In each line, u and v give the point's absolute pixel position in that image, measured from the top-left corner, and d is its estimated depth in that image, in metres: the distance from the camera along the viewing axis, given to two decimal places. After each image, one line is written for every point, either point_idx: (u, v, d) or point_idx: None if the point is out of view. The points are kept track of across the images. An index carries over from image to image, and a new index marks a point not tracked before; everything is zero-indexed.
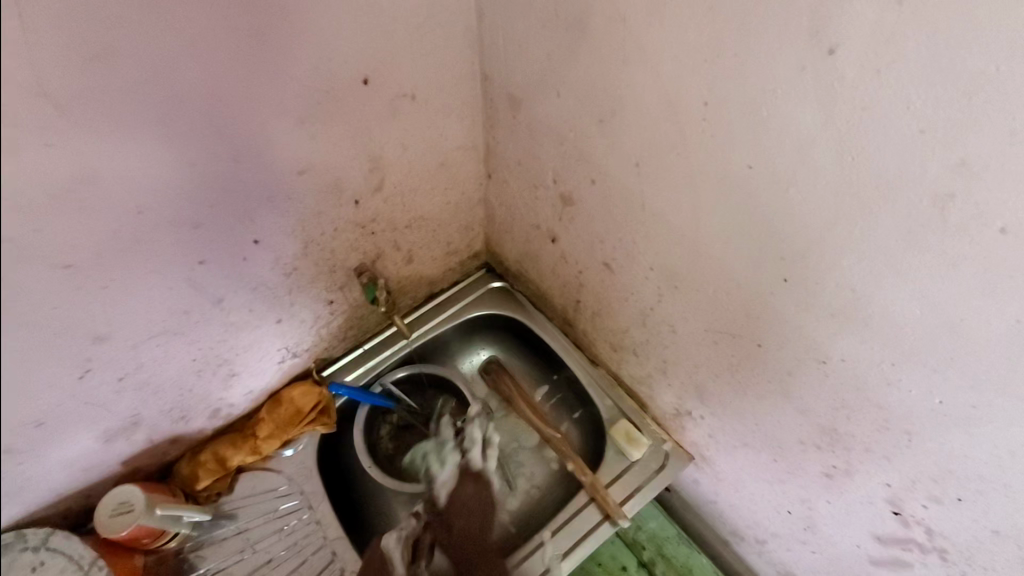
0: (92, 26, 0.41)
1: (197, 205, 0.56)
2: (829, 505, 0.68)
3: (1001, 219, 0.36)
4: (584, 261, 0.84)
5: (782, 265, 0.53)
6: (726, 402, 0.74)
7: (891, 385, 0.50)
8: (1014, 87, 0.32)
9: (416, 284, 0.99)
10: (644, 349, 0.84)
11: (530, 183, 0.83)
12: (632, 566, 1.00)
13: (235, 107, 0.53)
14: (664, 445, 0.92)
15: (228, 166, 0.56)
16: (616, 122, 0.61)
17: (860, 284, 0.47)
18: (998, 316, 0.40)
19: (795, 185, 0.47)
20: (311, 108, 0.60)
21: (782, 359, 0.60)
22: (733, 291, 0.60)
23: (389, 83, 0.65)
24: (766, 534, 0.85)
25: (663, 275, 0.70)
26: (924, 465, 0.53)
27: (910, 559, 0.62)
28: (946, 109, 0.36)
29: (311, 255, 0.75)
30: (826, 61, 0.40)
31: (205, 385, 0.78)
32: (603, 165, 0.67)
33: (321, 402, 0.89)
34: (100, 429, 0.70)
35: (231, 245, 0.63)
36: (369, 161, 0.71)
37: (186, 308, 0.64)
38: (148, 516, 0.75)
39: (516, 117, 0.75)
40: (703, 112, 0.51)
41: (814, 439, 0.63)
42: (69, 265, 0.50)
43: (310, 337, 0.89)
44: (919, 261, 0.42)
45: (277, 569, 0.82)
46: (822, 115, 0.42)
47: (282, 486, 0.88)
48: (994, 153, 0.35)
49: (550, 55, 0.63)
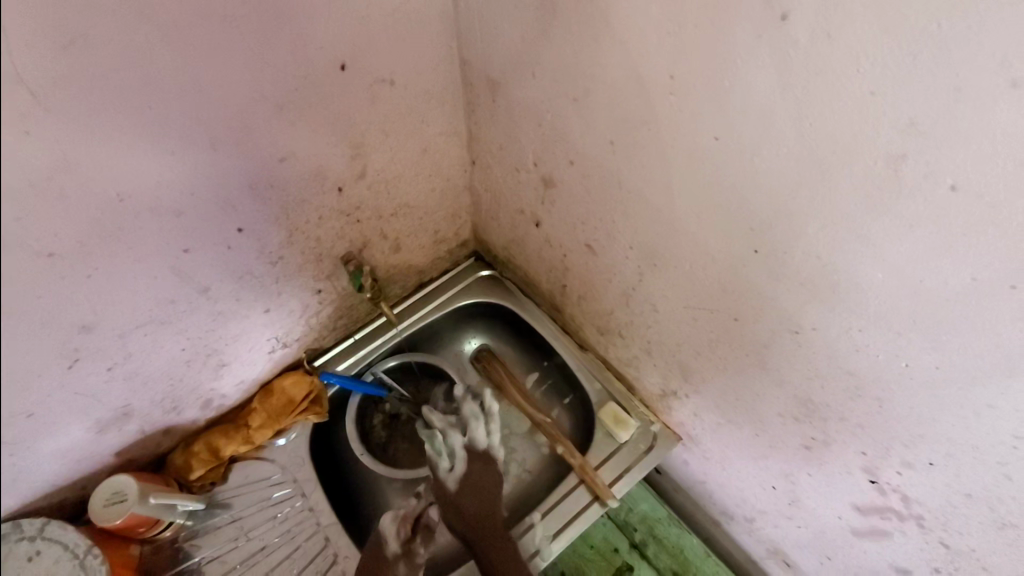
0: (72, 12, 0.41)
1: (179, 192, 0.56)
2: (811, 478, 0.68)
3: (951, 176, 0.36)
4: (567, 244, 0.85)
5: (753, 237, 0.53)
6: (709, 380, 0.74)
7: (860, 349, 0.50)
8: (953, 54, 0.32)
9: (405, 273, 1.00)
10: (629, 330, 0.85)
11: (512, 166, 0.83)
12: (624, 547, 1.00)
13: (213, 98, 0.53)
14: (653, 426, 0.93)
15: (206, 153, 0.56)
16: (590, 100, 0.61)
17: (827, 250, 0.46)
18: (956, 278, 0.39)
19: (759, 155, 0.47)
20: (289, 93, 0.59)
21: (758, 332, 0.60)
22: (708, 266, 0.61)
23: (366, 68, 0.64)
24: (754, 511, 0.85)
25: (642, 253, 0.71)
26: (895, 431, 0.52)
27: (889, 528, 0.62)
28: (890, 77, 0.35)
29: (296, 244, 0.76)
30: (780, 27, 0.39)
31: (195, 376, 0.78)
32: (580, 145, 0.67)
33: (314, 391, 0.90)
34: (92, 420, 0.69)
35: (215, 235, 0.63)
36: (350, 147, 0.70)
37: (172, 297, 0.65)
38: (140, 505, 0.75)
39: (496, 102, 0.76)
40: (669, 87, 0.50)
41: (792, 411, 0.63)
42: (53, 253, 0.49)
43: (299, 326, 0.89)
44: (879, 226, 0.42)
45: (271, 556, 0.82)
46: (780, 82, 0.41)
47: (275, 475, 0.88)
48: (936, 115, 0.35)
49: (524, 36, 0.63)
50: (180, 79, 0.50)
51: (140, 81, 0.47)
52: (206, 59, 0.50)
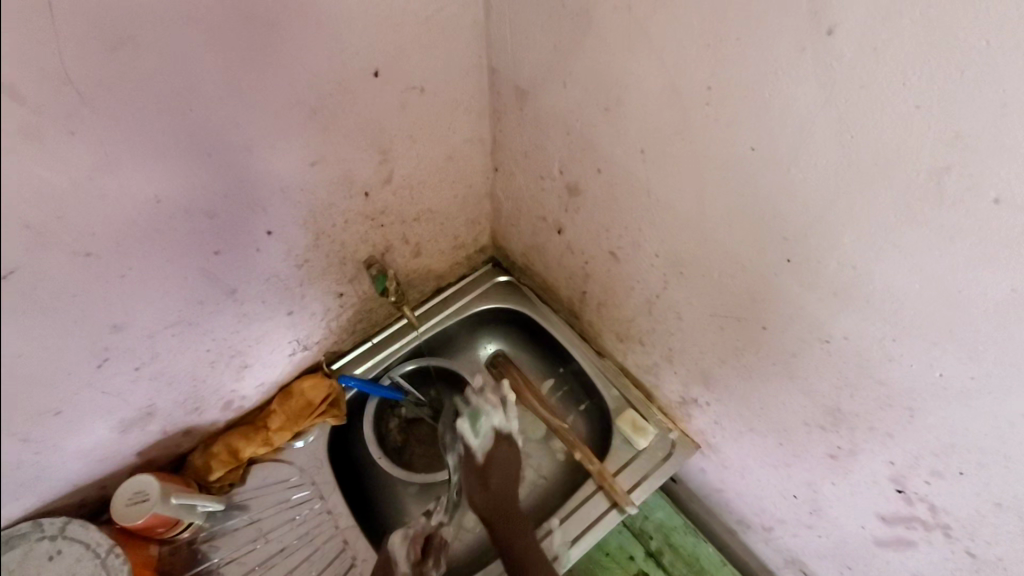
0: (122, 14, 0.40)
1: (213, 193, 0.54)
2: (834, 487, 0.67)
3: (994, 189, 0.35)
4: (591, 250, 0.82)
5: (785, 246, 0.52)
6: (731, 387, 0.72)
7: (893, 360, 0.49)
8: (1000, 69, 0.32)
9: (425, 278, 0.97)
10: (649, 337, 0.82)
11: (536, 174, 0.80)
12: (639, 555, 0.97)
13: (251, 100, 0.52)
14: (670, 434, 0.90)
15: (242, 155, 0.54)
16: (622, 111, 0.59)
17: (859, 259, 0.46)
18: (994, 288, 0.38)
19: (796, 167, 0.46)
20: (324, 98, 0.58)
21: (785, 340, 0.59)
22: (736, 275, 0.59)
23: (400, 73, 0.63)
24: (772, 521, 0.84)
25: (668, 262, 0.68)
26: (924, 440, 0.52)
27: (914, 538, 0.61)
28: (936, 93, 0.35)
29: (321, 246, 0.73)
30: (825, 41, 0.38)
31: (217, 377, 0.75)
32: (611, 155, 0.65)
33: (332, 394, 0.88)
34: (115, 419, 0.67)
35: (242, 235, 0.61)
36: (379, 151, 0.68)
37: (201, 299, 0.62)
38: (163, 505, 0.72)
39: (522, 110, 0.73)
40: (705, 97, 0.49)
41: (817, 420, 0.62)
42: (90, 253, 0.49)
43: (321, 329, 0.86)
44: (915, 234, 0.41)
45: (289, 559, 0.81)
46: (822, 96, 0.41)
47: (293, 477, 0.86)
48: (982, 129, 0.34)
49: (556, 46, 0.62)
50: (227, 79, 0.49)
51: (182, 82, 0.46)
52: (246, 63, 0.49)
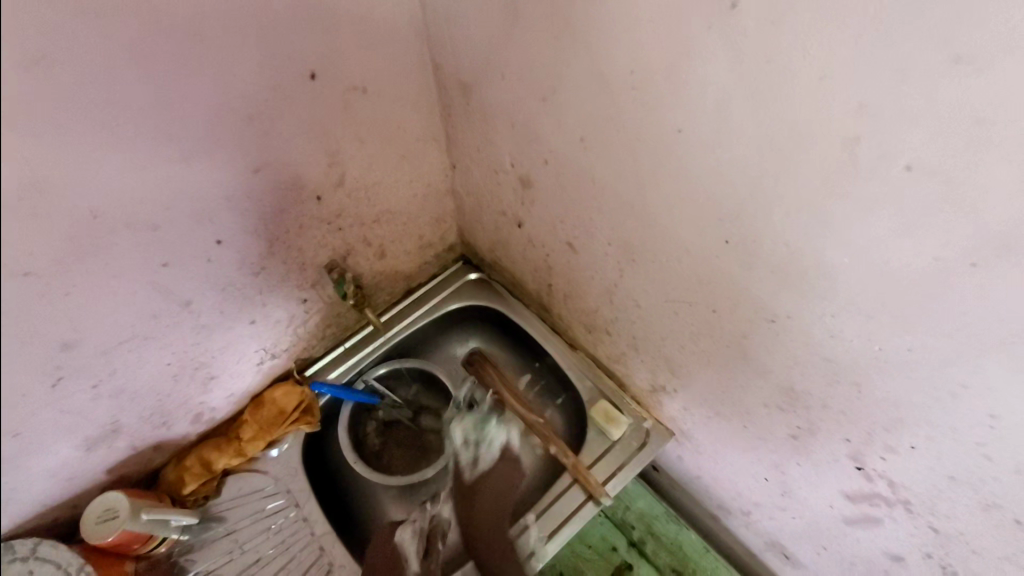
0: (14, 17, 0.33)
1: (152, 198, 0.47)
2: (800, 468, 0.60)
3: (905, 156, 0.32)
4: (550, 244, 0.74)
5: (721, 227, 0.47)
6: (693, 372, 0.66)
7: (833, 335, 0.44)
8: (894, 32, 0.29)
9: (393, 279, 0.87)
10: (614, 326, 0.75)
11: (489, 168, 0.71)
12: (622, 546, 0.93)
13: (180, 97, 0.44)
14: (645, 423, 0.82)
15: (179, 167, 0.47)
16: (558, 100, 0.53)
17: (796, 239, 0.41)
18: (916, 259, 0.35)
19: (722, 147, 0.41)
20: (259, 104, 0.50)
21: (737, 322, 0.53)
22: (684, 259, 0.53)
23: (338, 75, 0.55)
24: (749, 504, 0.76)
25: (620, 249, 0.62)
26: (875, 415, 0.46)
27: (879, 514, 0.55)
28: (838, 58, 0.32)
29: (278, 254, 0.65)
30: (730, 16, 0.35)
31: (181, 392, 0.67)
32: (553, 144, 0.58)
33: (304, 401, 0.79)
34: (79, 437, 0.59)
35: (191, 244, 0.53)
36: (328, 156, 0.60)
37: (155, 312, 0.55)
38: (134, 521, 0.66)
39: (469, 104, 0.65)
40: (630, 80, 0.44)
41: (777, 402, 0.56)
42: (29, 272, 0.40)
43: (288, 337, 0.77)
44: (843, 208, 0.37)
45: (265, 570, 0.73)
46: (733, 67, 0.37)
47: (268, 486, 0.78)
48: (882, 97, 0.31)
49: (491, 39, 0.54)
50: (158, 87, 0.42)
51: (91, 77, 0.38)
52: (176, 67, 0.42)
